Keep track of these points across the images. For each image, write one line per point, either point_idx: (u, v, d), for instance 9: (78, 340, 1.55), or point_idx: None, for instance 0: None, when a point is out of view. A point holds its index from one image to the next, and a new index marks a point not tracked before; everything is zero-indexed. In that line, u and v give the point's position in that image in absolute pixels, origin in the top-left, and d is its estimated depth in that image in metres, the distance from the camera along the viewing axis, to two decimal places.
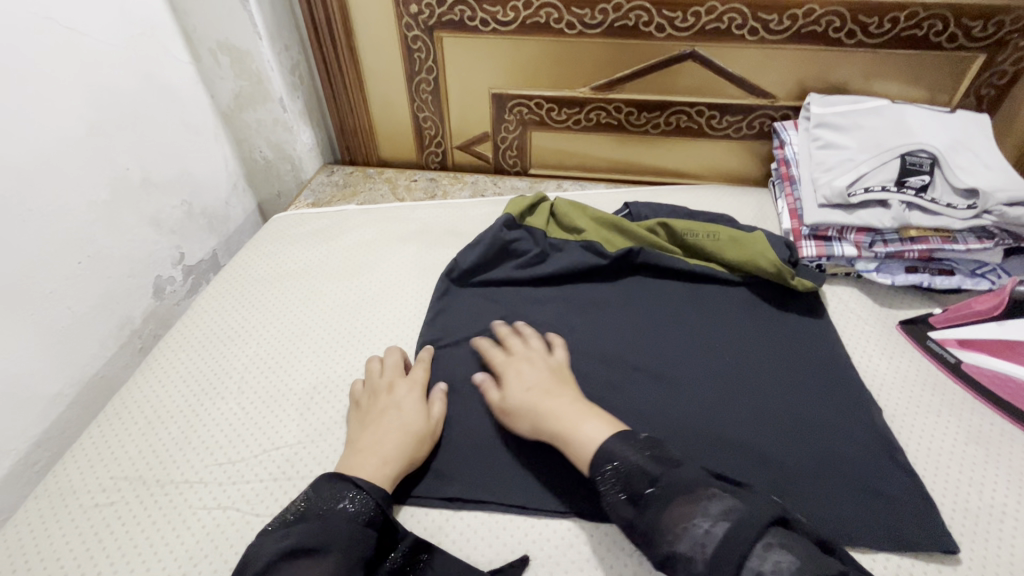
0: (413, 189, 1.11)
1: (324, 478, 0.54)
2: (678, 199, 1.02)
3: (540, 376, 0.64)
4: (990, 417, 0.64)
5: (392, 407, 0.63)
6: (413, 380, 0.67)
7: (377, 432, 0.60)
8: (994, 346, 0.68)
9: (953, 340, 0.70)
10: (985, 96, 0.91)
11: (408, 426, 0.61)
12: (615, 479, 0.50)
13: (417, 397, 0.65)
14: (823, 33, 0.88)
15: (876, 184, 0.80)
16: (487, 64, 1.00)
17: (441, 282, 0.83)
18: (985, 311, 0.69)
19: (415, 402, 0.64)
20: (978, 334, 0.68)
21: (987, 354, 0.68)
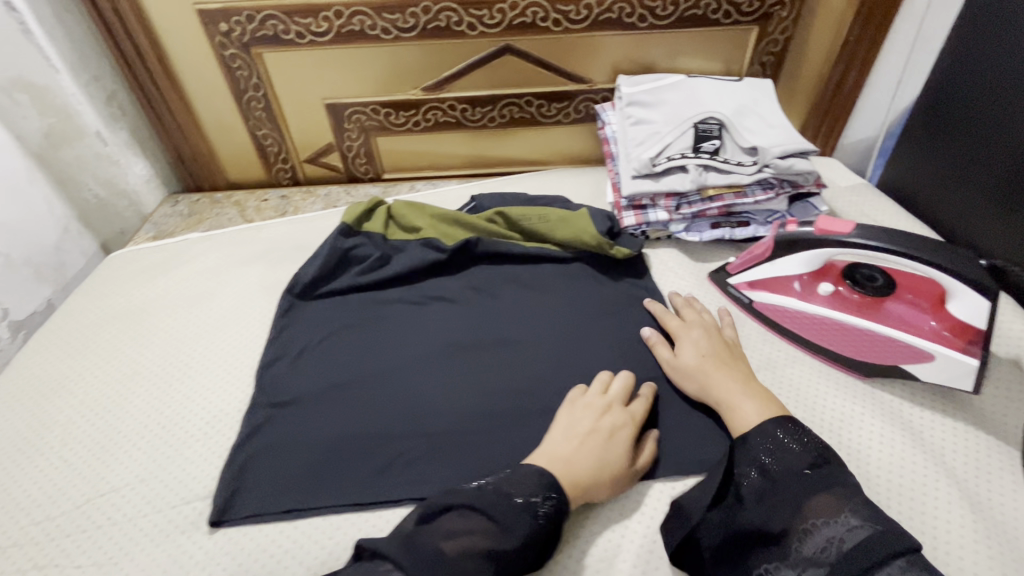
0: (264, 209, 1.09)
1: (533, 469, 0.56)
2: (522, 186, 1.07)
3: (712, 345, 0.69)
4: (778, 344, 0.74)
5: (606, 435, 0.61)
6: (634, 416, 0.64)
7: (586, 465, 0.58)
8: (771, 283, 0.76)
9: (745, 284, 0.78)
10: (766, 63, 1.02)
11: (607, 463, 0.59)
12: (767, 451, 0.54)
13: (630, 439, 0.61)
14: (618, 19, 0.95)
15: (676, 153, 0.87)
16: (314, 75, 1.00)
17: (284, 298, 0.82)
18: (761, 255, 0.75)
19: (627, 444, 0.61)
20: (761, 275, 0.77)
21: (767, 291, 0.76)
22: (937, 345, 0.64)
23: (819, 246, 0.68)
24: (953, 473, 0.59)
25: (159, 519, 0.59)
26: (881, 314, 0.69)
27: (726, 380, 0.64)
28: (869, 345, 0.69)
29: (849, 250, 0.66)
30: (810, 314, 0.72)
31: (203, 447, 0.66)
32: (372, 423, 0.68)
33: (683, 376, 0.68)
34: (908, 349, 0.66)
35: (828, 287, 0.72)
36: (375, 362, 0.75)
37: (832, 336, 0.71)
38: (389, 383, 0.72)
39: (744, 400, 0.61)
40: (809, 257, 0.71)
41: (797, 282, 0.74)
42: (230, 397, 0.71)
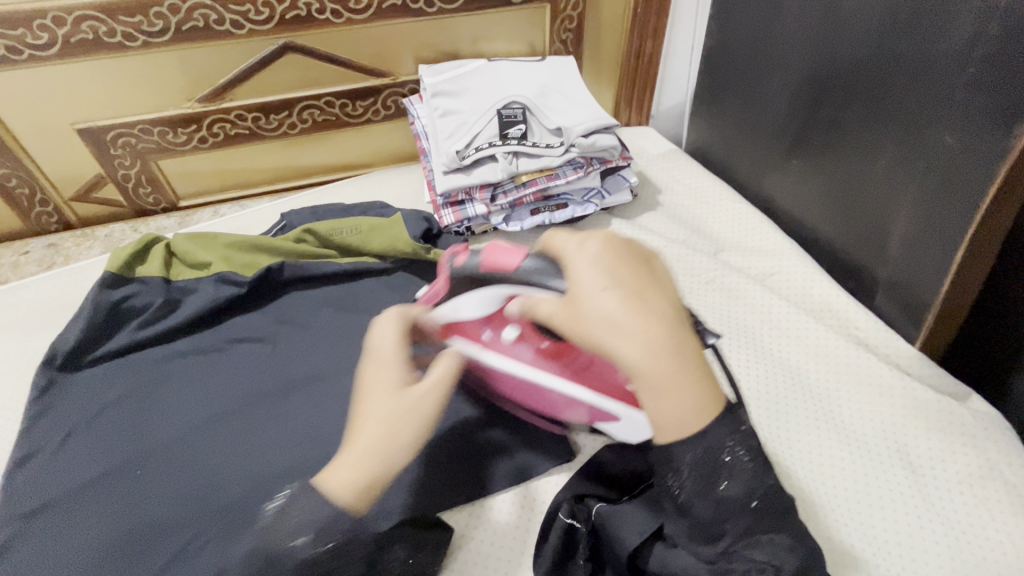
0: (22, 264, 0.90)
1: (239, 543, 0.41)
2: (341, 195, 0.98)
3: (618, 273, 0.43)
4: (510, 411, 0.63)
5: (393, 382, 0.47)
6: (396, 348, 0.50)
7: (396, 439, 0.45)
8: (455, 325, 0.57)
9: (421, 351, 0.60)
10: (567, 41, 1.02)
11: (383, 416, 0.45)
12: (729, 471, 0.42)
13: (400, 372, 0.48)
14: (405, 6, 0.88)
15: (484, 142, 0.84)
16: (50, 96, 0.83)
17: (39, 376, 0.67)
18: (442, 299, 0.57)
19: (392, 383, 0.47)
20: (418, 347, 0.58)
21: (453, 337, 0.57)
22: (627, 407, 0.54)
23: (490, 284, 0.54)
24: (756, 418, 0.64)
25: None
26: (578, 370, 0.55)
27: (650, 338, 0.40)
28: (568, 403, 0.57)
29: (525, 287, 0.51)
30: (498, 368, 0.57)
31: None
32: (160, 505, 0.57)
33: (577, 324, 0.43)
34: (601, 409, 0.55)
35: (515, 333, 0.55)
36: (167, 431, 0.63)
37: (531, 391, 0.58)
38: (183, 453, 0.62)
39: (679, 381, 0.40)
40: (484, 299, 0.54)
41: (482, 327, 0.56)
42: None
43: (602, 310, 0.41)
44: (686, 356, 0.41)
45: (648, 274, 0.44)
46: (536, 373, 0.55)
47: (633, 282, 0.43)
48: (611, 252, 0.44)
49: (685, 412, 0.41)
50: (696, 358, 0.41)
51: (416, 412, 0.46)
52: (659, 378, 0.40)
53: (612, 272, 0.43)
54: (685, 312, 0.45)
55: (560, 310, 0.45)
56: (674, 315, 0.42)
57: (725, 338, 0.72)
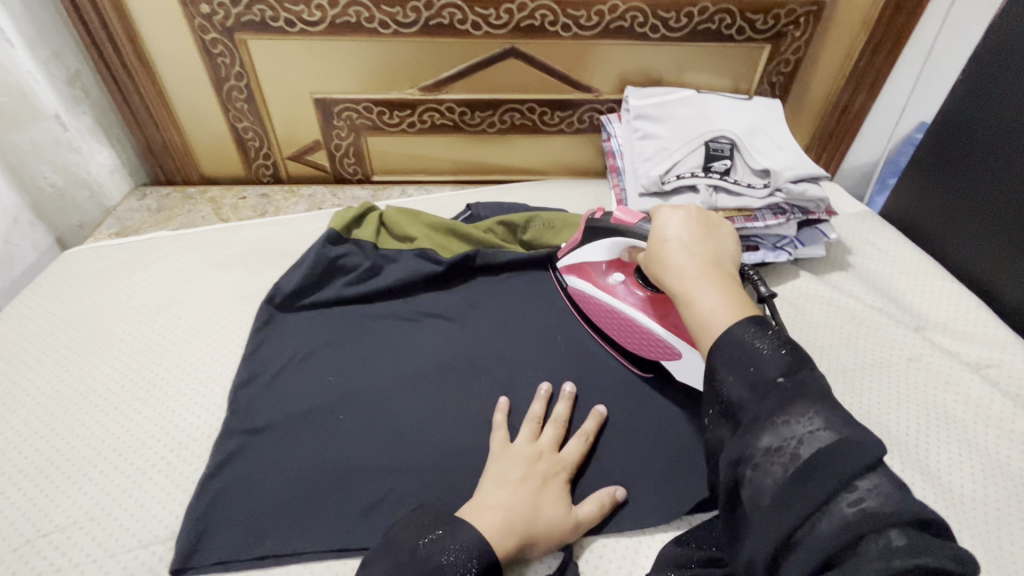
0: (241, 208, 1.01)
1: (446, 528, 0.50)
2: (521, 197, 1.02)
3: (693, 227, 0.59)
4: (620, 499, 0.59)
5: (539, 482, 0.55)
6: (565, 463, 0.59)
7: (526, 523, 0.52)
8: (583, 268, 0.74)
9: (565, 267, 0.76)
10: (776, 83, 1.00)
11: (539, 510, 0.53)
12: None
13: (563, 491, 0.56)
14: (630, 29, 0.91)
15: (686, 171, 0.84)
16: (302, 68, 0.93)
17: (261, 310, 0.75)
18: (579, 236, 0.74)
19: (559, 490, 0.56)
20: (577, 258, 0.74)
21: (575, 275, 0.75)
22: (685, 346, 0.64)
23: (617, 236, 0.69)
24: (977, 525, 0.58)
25: (112, 567, 0.52)
26: (661, 314, 0.67)
27: (684, 265, 0.55)
28: (639, 340, 0.68)
29: (639, 241, 0.66)
30: (598, 301, 0.71)
31: (166, 478, 0.59)
32: (361, 454, 0.61)
33: (650, 266, 0.60)
34: (666, 347, 0.65)
35: (620, 279, 0.71)
36: (366, 385, 0.68)
37: (614, 325, 0.70)
38: (378, 408, 0.66)
39: (699, 291, 0.52)
40: (608, 245, 0.70)
41: (600, 269, 0.73)
42: (198, 419, 0.64)
43: (662, 248, 0.58)
44: (704, 281, 0.53)
45: (710, 238, 0.58)
46: (622, 308, 0.69)
47: (688, 233, 0.58)
48: (689, 217, 0.60)
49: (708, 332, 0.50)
50: (720, 284, 0.53)
51: (559, 531, 0.53)
52: (684, 298, 0.53)
53: (687, 227, 0.59)
54: (729, 265, 0.57)
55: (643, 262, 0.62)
56: (720, 265, 0.55)
57: (934, 426, 0.67)
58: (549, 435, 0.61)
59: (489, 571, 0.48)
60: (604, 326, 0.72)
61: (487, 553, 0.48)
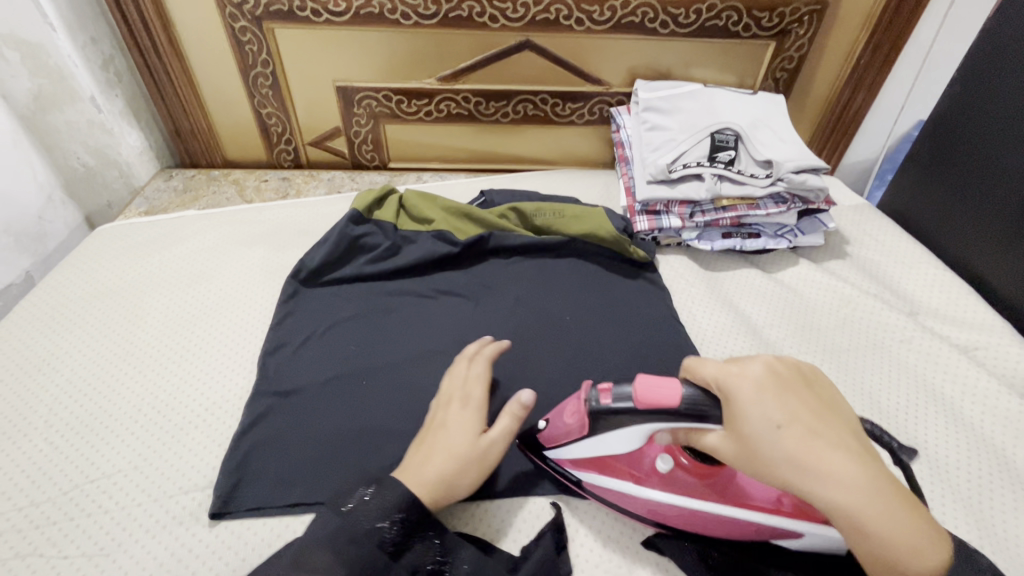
0: (263, 190, 1.06)
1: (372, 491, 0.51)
2: (532, 185, 1.06)
3: (790, 402, 0.44)
4: None
5: (438, 426, 0.57)
6: (473, 397, 0.60)
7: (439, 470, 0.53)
8: (603, 463, 0.56)
9: (568, 460, 0.58)
10: (780, 79, 1.04)
11: (441, 448, 0.55)
12: None
13: (477, 418, 0.58)
14: (640, 24, 0.94)
15: (692, 161, 0.88)
16: (326, 56, 0.97)
17: (287, 284, 0.79)
18: (577, 426, 0.54)
19: (461, 420, 0.57)
20: (592, 451, 0.55)
21: (597, 473, 0.57)
22: (796, 523, 0.49)
23: (644, 421, 0.49)
24: (960, 493, 0.62)
25: (156, 511, 0.56)
26: (720, 487, 0.52)
27: (829, 468, 0.41)
28: (705, 522, 0.53)
29: (683, 423, 0.47)
30: (644, 499, 0.54)
31: (202, 434, 0.63)
32: (383, 416, 0.65)
33: (762, 473, 0.44)
34: (776, 530, 0.50)
35: (664, 462, 0.53)
36: (387, 354, 0.72)
37: (688, 521, 0.54)
38: (399, 376, 0.70)
39: (880, 517, 0.40)
40: (633, 432, 0.50)
41: (628, 462, 0.55)
42: (231, 382, 0.68)
43: (791, 457, 0.42)
44: (882, 497, 0.40)
45: (813, 399, 0.45)
46: (682, 501, 0.52)
47: (797, 418, 0.43)
48: (776, 384, 0.44)
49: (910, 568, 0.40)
50: (890, 489, 0.41)
51: (472, 456, 0.55)
52: (849, 515, 0.40)
53: (784, 402, 0.43)
54: (839, 417, 0.45)
55: (736, 461, 0.45)
56: (847, 439, 0.43)
57: (923, 404, 0.71)
58: (457, 379, 0.63)
59: (411, 512, 0.50)
60: (653, 513, 0.55)
61: (396, 494, 0.50)
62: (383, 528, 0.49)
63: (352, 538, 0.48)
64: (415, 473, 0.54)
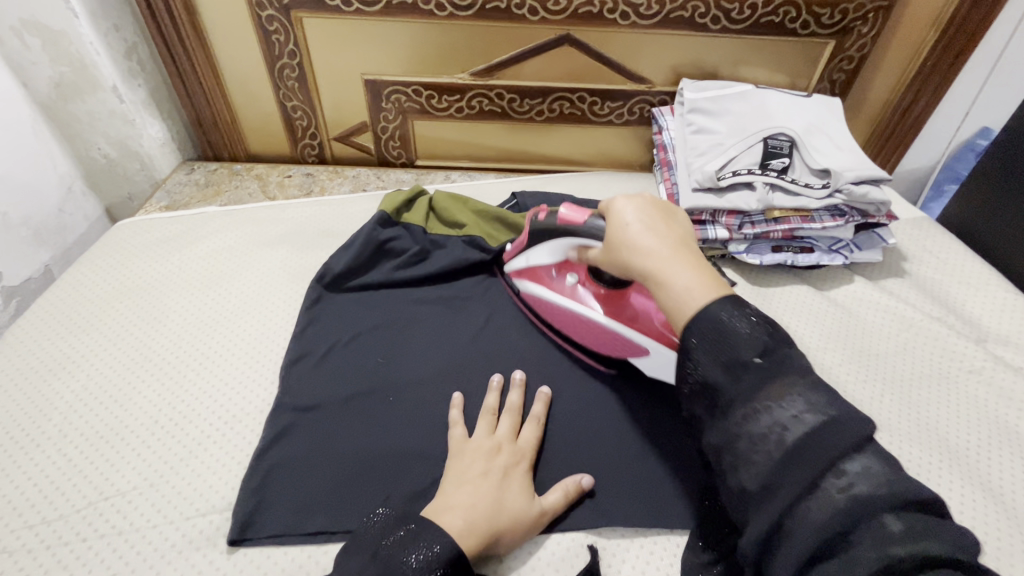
0: (286, 186, 1.02)
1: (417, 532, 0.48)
2: (566, 188, 1.01)
3: (650, 210, 0.57)
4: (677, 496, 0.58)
5: (500, 475, 0.54)
6: (524, 453, 0.58)
7: (488, 516, 0.51)
8: (534, 273, 0.72)
9: (514, 271, 0.75)
10: (836, 81, 0.97)
11: (503, 503, 0.52)
12: None
13: (527, 479, 0.56)
14: (690, 19, 0.88)
15: (742, 168, 0.82)
16: (356, 48, 0.92)
17: (311, 289, 0.75)
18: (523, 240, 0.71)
19: (521, 480, 0.55)
20: (528, 262, 0.72)
21: (529, 280, 0.73)
22: (652, 343, 0.62)
23: (564, 236, 0.64)
24: None
25: (172, 534, 0.53)
26: (615, 310, 0.65)
27: (652, 248, 0.53)
28: (591, 334, 0.67)
29: (588, 240, 0.61)
30: (550, 301, 0.70)
31: (221, 450, 0.59)
32: (410, 437, 0.61)
33: (613, 253, 0.57)
34: (634, 344, 0.64)
35: (574, 280, 0.68)
36: (415, 367, 0.68)
37: (578, 328, 0.68)
38: (428, 392, 0.66)
39: (669, 270, 0.51)
40: (555, 246, 0.67)
41: (551, 271, 0.71)
42: (252, 394, 0.64)
43: (622, 233, 0.55)
44: (677, 261, 0.51)
45: (667, 215, 0.57)
46: (574, 307, 0.67)
47: (648, 216, 0.56)
48: (643, 200, 0.58)
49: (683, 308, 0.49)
50: (691, 263, 0.51)
51: (526, 520, 0.53)
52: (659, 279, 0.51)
53: (642, 211, 0.56)
54: (692, 244, 0.55)
55: (604, 251, 0.59)
56: (687, 245, 0.54)
57: (995, 442, 0.65)
58: (505, 427, 0.60)
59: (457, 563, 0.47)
60: (557, 326, 0.71)
61: (444, 547, 0.47)
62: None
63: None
64: (456, 511, 0.50)
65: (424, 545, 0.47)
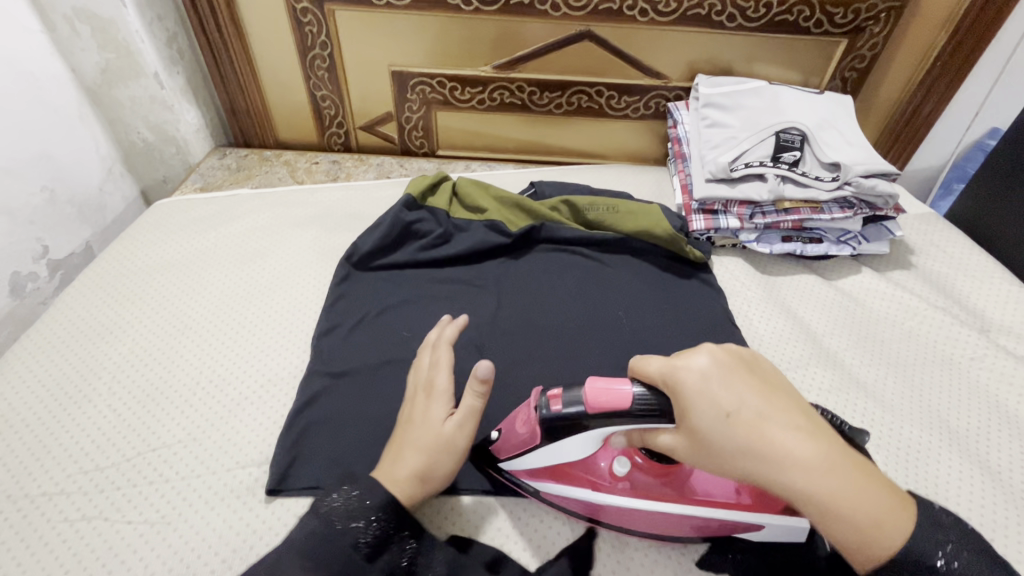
0: (314, 172, 1.06)
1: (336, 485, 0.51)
2: (583, 178, 1.05)
3: (745, 385, 0.42)
4: None
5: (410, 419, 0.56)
6: (438, 385, 0.57)
7: (397, 462, 0.53)
8: (561, 472, 0.55)
9: (525, 472, 0.57)
10: (848, 79, 1.00)
11: (413, 443, 0.54)
12: None
13: (439, 407, 0.55)
14: (706, 16, 0.91)
15: (755, 160, 0.84)
16: (384, 41, 0.97)
17: (340, 266, 0.79)
18: (526, 434, 0.53)
19: (436, 403, 0.56)
20: (549, 461, 0.53)
21: (564, 485, 0.55)
22: (761, 518, 0.51)
23: (593, 429, 0.49)
24: None
25: (214, 483, 0.57)
26: (683, 484, 0.53)
27: (804, 459, 0.40)
28: (675, 525, 0.53)
29: (636, 421, 0.46)
30: (619, 511, 0.53)
31: (258, 410, 0.63)
32: None
33: (720, 465, 0.43)
34: (736, 524, 0.52)
35: (624, 466, 0.53)
36: None
37: (652, 524, 0.54)
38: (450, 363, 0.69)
39: (841, 508, 0.39)
40: (592, 438, 0.50)
41: (589, 469, 0.54)
42: (286, 361, 0.69)
43: (742, 438, 0.41)
44: (843, 486, 0.39)
45: (760, 380, 0.43)
46: (648, 502, 0.52)
47: (756, 403, 0.41)
48: (727, 371, 0.43)
49: (871, 543, 0.40)
50: (858, 483, 0.40)
51: (445, 437, 0.53)
52: (828, 504, 0.40)
53: (740, 394, 0.42)
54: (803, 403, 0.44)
55: (693, 452, 0.44)
56: (818, 426, 0.42)
57: (996, 425, 0.67)
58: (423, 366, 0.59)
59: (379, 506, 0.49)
60: (625, 520, 0.54)
61: (366, 495, 0.50)
62: (357, 529, 0.48)
63: (330, 538, 0.47)
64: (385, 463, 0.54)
65: (348, 493, 0.50)
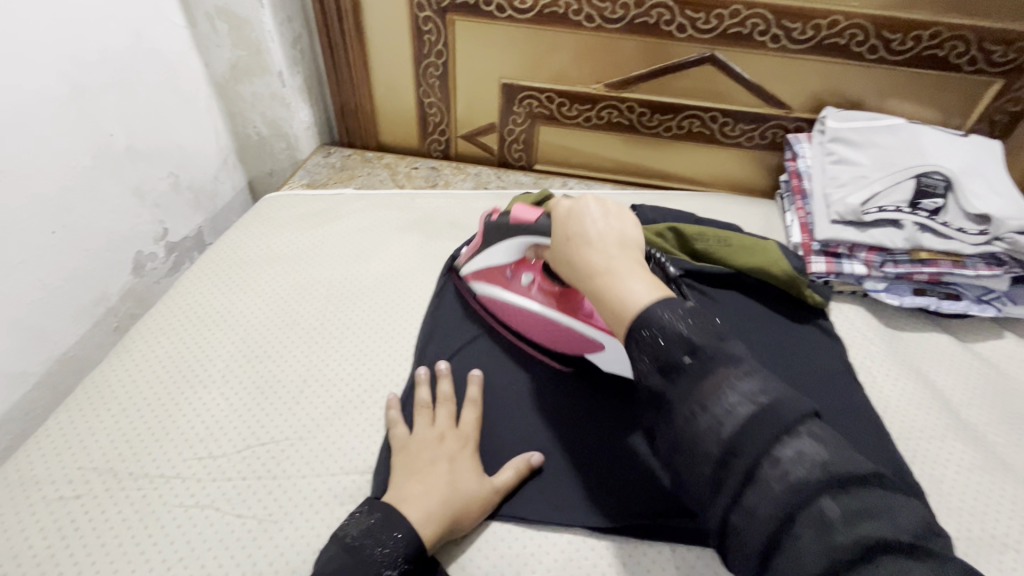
0: (413, 177, 1.07)
1: (376, 520, 0.49)
2: (686, 206, 1.00)
3: (600, 217, 0.53)
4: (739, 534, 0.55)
5: (446, 460, 0.55)
6: (469, 437, 0.59)
7: (435, 503, 0.51)
8: (491, 274, 0.71)
9: (473, 274, 0.74)
10: (997, 122, 0.90)
11: (454, 486, 0.53)
12: None
13: (472, 461, 0.56)
14: (845, 46, 0.86)
15: (890, 204, 0.78)
16: (499, 53, 0.96)
17: (443, 276, 0.79)
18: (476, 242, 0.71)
19: (469, 462, 0.56)
20: (486, 264, 0.71)
21: (488, 282, 0.72)
22: (607, 338, 0.62)
23: (513, 236, 0.64)
24: None
25: (318, 486, 0.57)
26: (568, 302, 0.65)
27: (597, 260, 0.49)
28: (548, 331, 0.67)
29: (536, 239, 0.61)
30: (515, 308, 0.69)
31: (361, 416, 0.63)
32: (535, 430, 0.62)
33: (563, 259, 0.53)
34: (583, 339, 0.64)
35: (529, 278, 0.68)
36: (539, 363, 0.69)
37: (531, 326, 0.68)
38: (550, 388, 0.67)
39: (621, 279, 0.46)
40: (507, 248, 0.66)
41: (510, 275, 0.69)
42: (387, 367, 0.68)
43: (572, 246, 0.51)
44: (625, 268, 0.47)
45: (614, 219, 0.52)
46: (532, 307, 0.67)
47: (596, 223, 0.52)
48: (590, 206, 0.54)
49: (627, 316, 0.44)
50: (642, 274, 0.47)
51: (479, 503, 0.53)
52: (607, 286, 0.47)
53: (587, 224, 0.52)
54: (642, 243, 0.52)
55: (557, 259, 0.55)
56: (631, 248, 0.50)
57: None
58: (444, 416, 0.60)
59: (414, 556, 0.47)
60: (512, 319, 0.70)
61: (411, 540, 0.48)
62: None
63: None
64: (416, 504, 0.50)
65: (388, 535, 0.48)
